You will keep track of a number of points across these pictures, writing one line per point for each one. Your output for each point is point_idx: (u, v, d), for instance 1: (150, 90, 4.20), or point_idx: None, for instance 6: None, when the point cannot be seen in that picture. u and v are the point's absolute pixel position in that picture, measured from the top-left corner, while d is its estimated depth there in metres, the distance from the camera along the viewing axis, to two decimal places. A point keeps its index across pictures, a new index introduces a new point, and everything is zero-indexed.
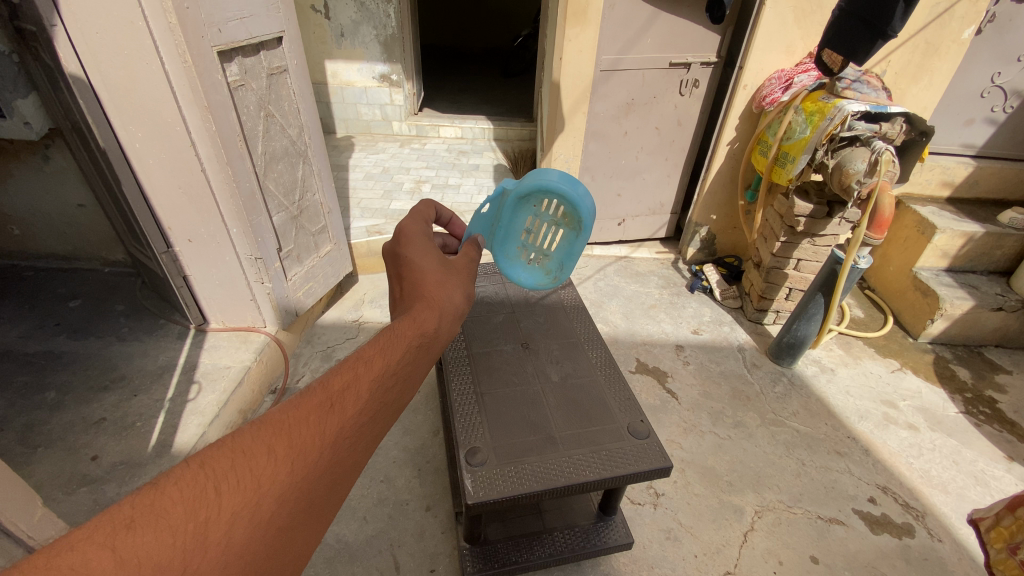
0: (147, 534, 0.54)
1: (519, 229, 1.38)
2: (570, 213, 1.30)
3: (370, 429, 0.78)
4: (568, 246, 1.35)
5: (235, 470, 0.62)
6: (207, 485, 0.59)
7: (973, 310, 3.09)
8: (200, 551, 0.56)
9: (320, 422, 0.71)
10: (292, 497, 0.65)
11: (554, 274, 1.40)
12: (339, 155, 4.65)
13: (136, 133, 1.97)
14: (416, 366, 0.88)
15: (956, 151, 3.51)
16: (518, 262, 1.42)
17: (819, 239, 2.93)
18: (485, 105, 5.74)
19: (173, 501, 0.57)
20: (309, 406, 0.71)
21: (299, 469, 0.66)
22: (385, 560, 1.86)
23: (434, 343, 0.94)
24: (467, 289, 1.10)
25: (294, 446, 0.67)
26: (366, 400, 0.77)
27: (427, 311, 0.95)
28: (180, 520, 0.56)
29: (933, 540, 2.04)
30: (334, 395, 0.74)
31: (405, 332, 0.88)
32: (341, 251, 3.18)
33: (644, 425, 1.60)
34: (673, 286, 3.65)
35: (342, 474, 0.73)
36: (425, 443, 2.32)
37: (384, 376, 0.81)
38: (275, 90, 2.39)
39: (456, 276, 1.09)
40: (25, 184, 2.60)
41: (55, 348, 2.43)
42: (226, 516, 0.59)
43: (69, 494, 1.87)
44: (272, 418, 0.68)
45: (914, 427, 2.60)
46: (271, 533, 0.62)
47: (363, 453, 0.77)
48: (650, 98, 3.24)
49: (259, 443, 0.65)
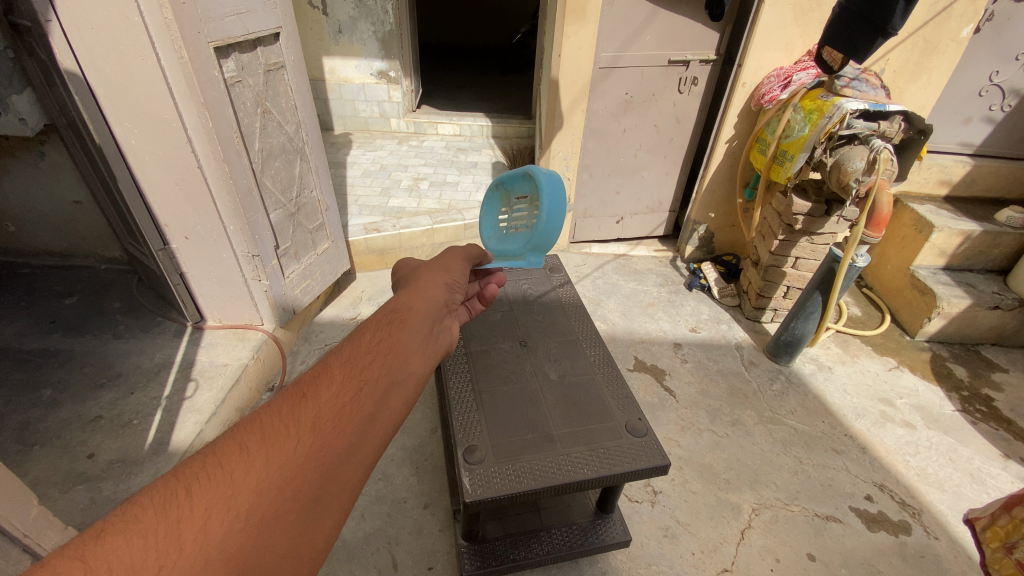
0: (117, 541, 0.55)
1: (517, 232, 1.44)
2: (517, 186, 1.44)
3: (359, 406, 0.76)
4: (521, 183, 1.43)
5: (208, 470, 0.63)
6: (178, 486, 0.60)
7: (970, 309, 3.10)
8: (175, 549, 0.55)
9: (293, 412, 0.71)
10: (273, 484, 0.64)
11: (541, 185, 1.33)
12: (337, 152, 4.63)
13: (132, 129, 1.96)
14: (397, 341, 0.88)
15: (954, 149, 3.52)
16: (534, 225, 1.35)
17: (817, 237, 2.94)
18: (482, 102, 5.72)
19: (143, 508, 0.58)
20: (281, 400, 0.73)
21: (274, 457, 0.65)
22: (383, 558, 1.86)
23: (416, 321, 0.95)
24: (446, 275, 1.13)
25: (267, 438, 0.67)
26: (341, 380, 0.78)
27: (399, 301, 0.99)
28: (150, 523, 0.57)
29: (930, 537, 2.05)
30: (306, 386, 0.76)
31: (374, 321, 0.92)
32: (339, 248, 3.17)
33: (642, 424, 1.60)
34: (671, 284, 3.65)
35: (337, 458, 0.70)
36: (423, 440, 2.32)
37: (356, 359, 0.82)
38: (272, 86, 2.38)
39: (430, 269, 1.14)
40: (19, 181, 2.58)
41: (51, 346, 2.42)
42: (199, 512, 0.59)
43: (66, 492, 1.86)
44: (247, 420, 0.70)
45: (911, 425, 2.61)
46: (257, 523, 0.61)
47: (360, 431, 0.74)
48: (649, 95, 3.24)
49: (231, 444, 0.66)
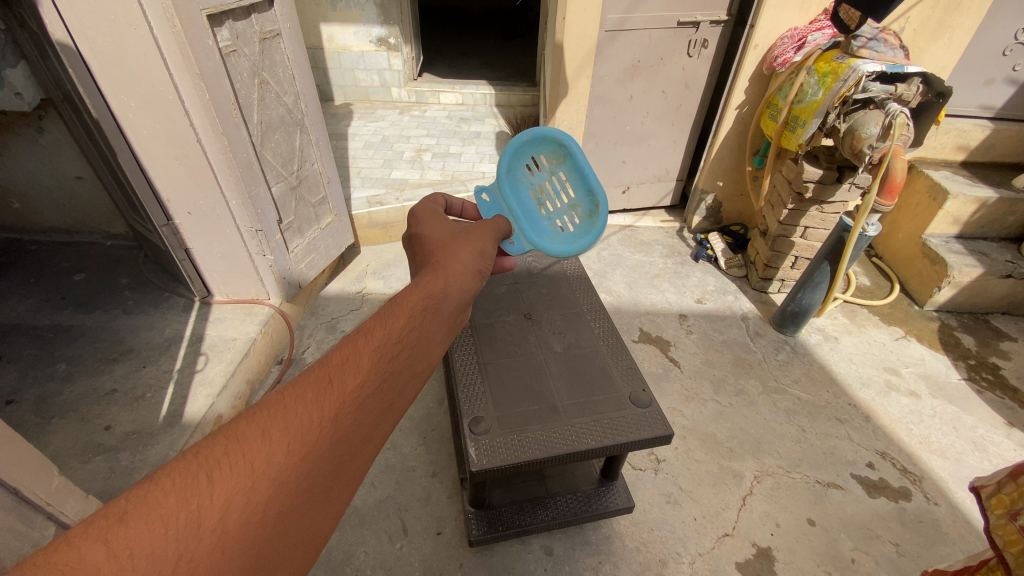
0: (138, 524, 0.53)
1: (533, 207, 1.42)
2: (553, 159, 1.45)
3: (378, 399, 0.75)
4: (581, 179, 1.41)
5: (228, 455, 0.61)
6: (199, 471, 0.59)
7: (981, 278, 3.06)
8: (195, 538, 0.55)
9: (317, 399, 0.69)
10: (293, 476, 0.63)
11: (594, 210, 1.37)
12: (338, 123, 4.55)
13: (129, 103, 1.93)
14: (424, 329, 0.86)
15: (972, 113, 3.40)
16: (560, 231, 1.38)
17: (827, 206, 2.88)
18: (485, 70, 5.56)
19: (164, 490, 0.56)
20: (306, 384, 0.70)
21: (295, 449, 0.64)
22: (394, 524, 1.92)
23: (444, 306, 0.92)
24: (480, 248, 1.08)
25: (289, 426, 0.65)
26: (368, 368, 0.76)
27: (433, 276, 0.95)
28: (171, 508, 0.55)
29: (929, 503, 2.08)
30: (332, 370, 0.73)
31: (408, 298, 0.88)
32: (342, 222, 3.15)
33: (646, 394, 1.61)
34: (677, 255, 3.62)
35: (351, 450, 0.71)
36: (431, 411, 2.36)
37: (385, 345, 0.79)
38: (269, 56, 2.32)
39: (466, 239, 1.08)
40: (21, 157, 2.56)
41: (62, 322, 2.45)
42: (218, 501, 0.57)
43: (85, 463, 1.90)
44: (270, 400, 0.68)
45: (915, 394, 2.62)
46: (273, 515, 0.61)
47: (375, 423, 0.74)
48: (657, 60, 3.13)
49: (253, 427, 0.64)
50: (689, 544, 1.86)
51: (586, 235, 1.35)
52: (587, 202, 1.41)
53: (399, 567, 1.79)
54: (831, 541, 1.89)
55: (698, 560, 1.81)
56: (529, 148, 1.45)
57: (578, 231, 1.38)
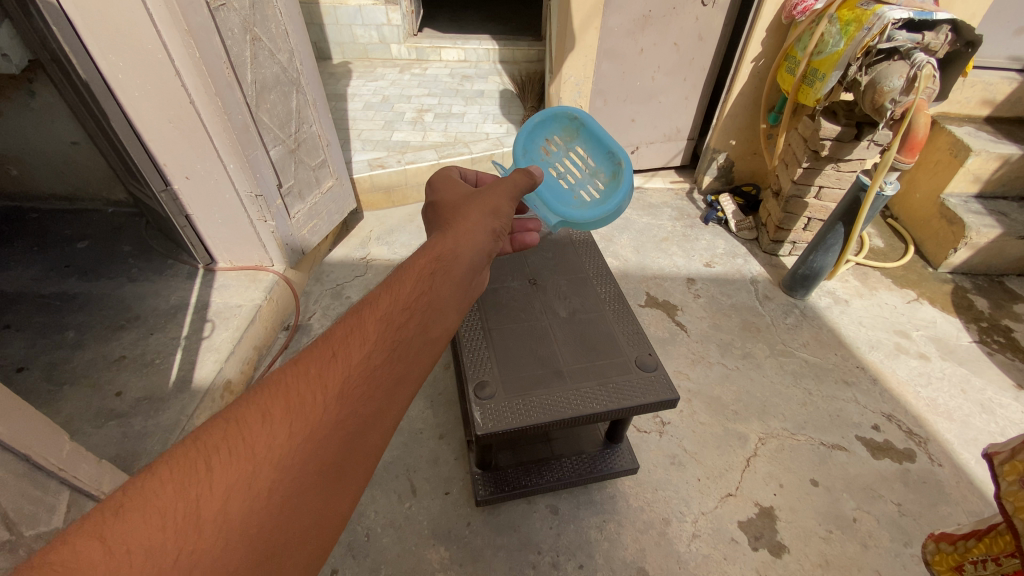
0: (135, 518, 0.52)
1: (558, 181, 1.64)
2: (565, 134, 1.71)
3: (386, 368, 0.74)
4: (594, 144, 1.66)
5: (230, 440, 0.60)
6: (199, 459, 0.58)
7: (999, 239, 2.97)
8: (197, 528, 0.53)
9: (320, 374, 0.68)
10: (300, 452, 0.61)
11: (615, 168, 1.60)
12: (336, 83, 4.40)
13: (117, 63, 1.85)
14: (432, 293, 0.85)
15: (1003, 63, 3.21)
16: (588, 197, 1.61)
17: (843, 164, 2.76)
18: (489, 23, 5.31)
19: (163, 480, 0.56)
20: (308, 361, 0.69)
21: (298, 425, 0.63)
22: (403, 484, 1.96)
23: (451, 270, 0.90)
24: (491, 209, 1.06)
25: (291, 404, 0.64)
26: (372, 338, 0.75)
27: (440, 241, 0.95)
28: (169, 499, 0.54)
29: (933, 464, 2.09)
30: (335, 345, 0.72)
31: (412, 268, 0.88)
32: (343, 186, 3.09)
33: (651, 359, 1.59)
34: (687, 218, 3.54)
35: (362, 422, 0.69)
36: (437, 376, 2.38)
37: (389, 314, 0.79)
38: (260, 10, 2.18)
39: (474, 204, 1.07)
40: (14, 122, 2.50)
41: (69, 290, 2.46)
42: (219, 486, 0.56)
43: (98, 427, 1.93)
44: (270, 379, 0.67)
45: (924, 357, 2.59)
46: (282, 494, 0.59)
47: (385, 394, 0.73)
48: (669, 9, 2.95)
49: (255, 410, 0.63)
50: (692, 504, 1.88)
51: (608, 192, 1.57)
52: (606, 166, 1.65)
53: (408, 525, 1.84)
54: (833, 501, 1.91)
55: (701, 519, 1.83)
56: (544, 131, 1.70)
57: (605, 188, 1.61)
